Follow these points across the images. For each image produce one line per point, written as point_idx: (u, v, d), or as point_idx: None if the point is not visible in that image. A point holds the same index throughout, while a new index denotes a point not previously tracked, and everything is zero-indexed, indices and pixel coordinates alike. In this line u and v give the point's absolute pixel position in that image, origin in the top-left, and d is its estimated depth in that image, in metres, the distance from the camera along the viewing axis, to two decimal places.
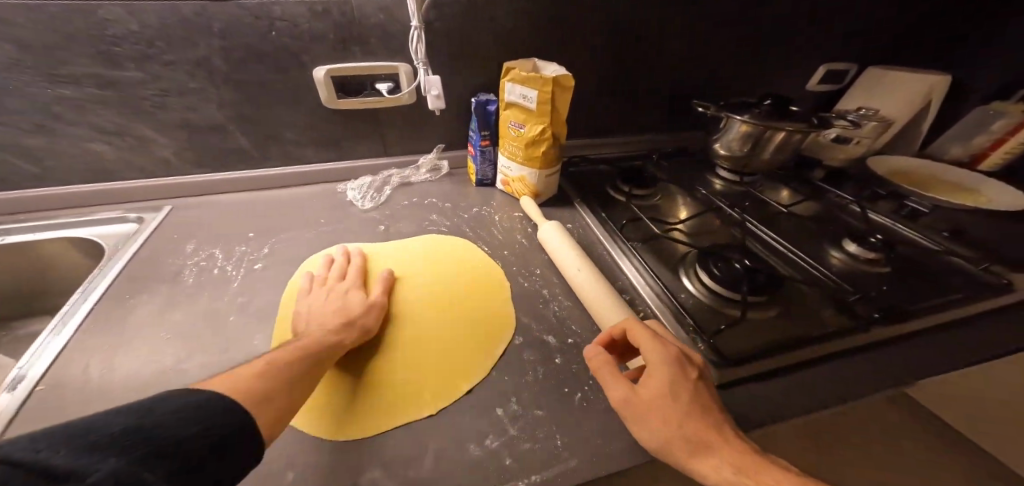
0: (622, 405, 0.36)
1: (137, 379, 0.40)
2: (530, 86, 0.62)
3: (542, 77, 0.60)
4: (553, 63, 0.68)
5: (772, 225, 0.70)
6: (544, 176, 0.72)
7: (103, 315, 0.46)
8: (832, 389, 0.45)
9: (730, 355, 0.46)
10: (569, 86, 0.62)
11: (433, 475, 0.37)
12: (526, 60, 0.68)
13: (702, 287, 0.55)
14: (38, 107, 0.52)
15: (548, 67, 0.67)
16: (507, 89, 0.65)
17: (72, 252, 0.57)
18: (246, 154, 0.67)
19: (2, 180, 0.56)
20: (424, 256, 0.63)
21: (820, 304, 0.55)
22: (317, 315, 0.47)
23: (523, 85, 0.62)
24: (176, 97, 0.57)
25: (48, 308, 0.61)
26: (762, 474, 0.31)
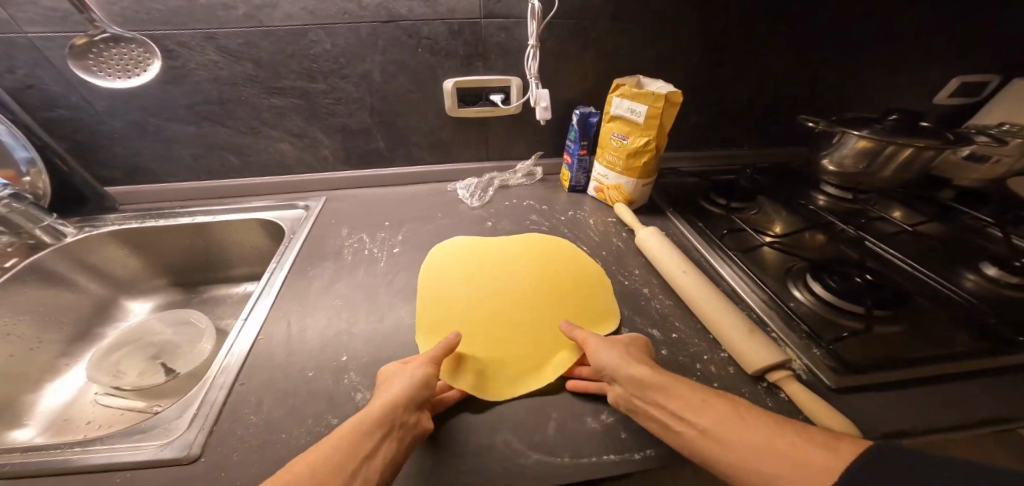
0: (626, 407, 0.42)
1: (325, 336, 0.53)
2: (641, 101, 0.66)
3: (654, 93, 0.64)
4: (658, 79, 0.71)
5: (891, 244, 0.67)
6: (640, 185, 0.75)
7: (293, 284, 0.60)
8: (975, 404, 0.43)
9: (855, 364, 0.45)
10: (677, 101, 0.65)
11: (560, 438, 0.43)
12: (631, 77, 0.72)
13: (817, 299, 0.54)
14: (250, 113, 0.67)
15: (654, 82, 0.70)
16: (614, 103, 0.70)
17: (253, 229, 0.72)
18: (380, 155, 0.79)
19: (215, 171, 0.72)
20: (528, 253, 0.68)
21: (952, 326, 0.52)
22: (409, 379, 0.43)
23: (632, 100, 0.67)
24: (342, 105, 0.70)
25: (227, 275, 0.77)
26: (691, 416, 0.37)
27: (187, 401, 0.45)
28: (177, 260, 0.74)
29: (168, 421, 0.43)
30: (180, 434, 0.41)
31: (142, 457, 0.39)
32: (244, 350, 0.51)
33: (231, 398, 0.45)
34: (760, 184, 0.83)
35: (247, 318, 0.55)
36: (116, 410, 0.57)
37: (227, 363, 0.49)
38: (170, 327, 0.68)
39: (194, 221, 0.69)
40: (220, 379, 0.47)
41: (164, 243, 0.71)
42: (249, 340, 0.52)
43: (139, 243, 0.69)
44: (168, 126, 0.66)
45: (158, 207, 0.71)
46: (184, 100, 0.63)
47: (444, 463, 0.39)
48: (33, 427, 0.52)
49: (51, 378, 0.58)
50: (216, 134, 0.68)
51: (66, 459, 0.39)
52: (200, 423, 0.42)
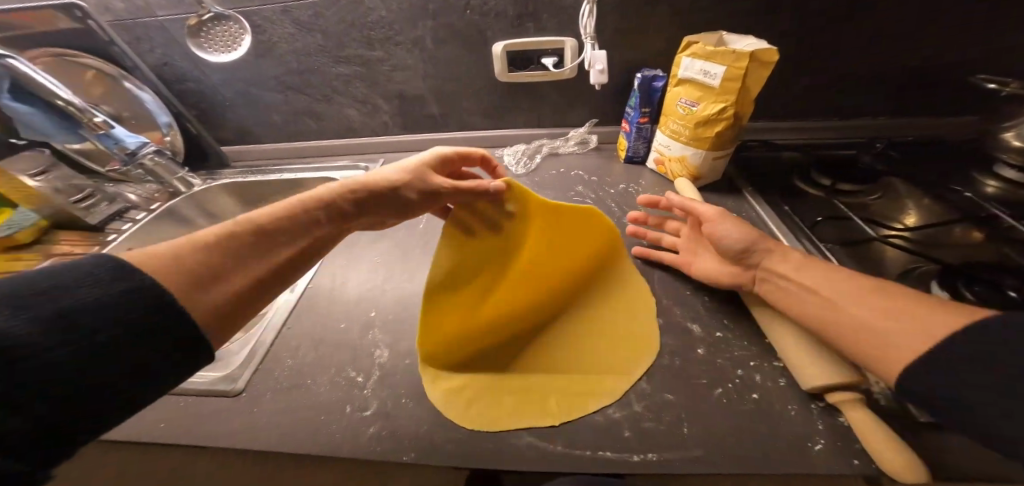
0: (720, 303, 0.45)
1: (362, 291, 0.59)
2: (718, 61, 0.55)
3: (736, 50, 0.53)
4: (748, 36, 0.58)
5: None
6: (710, 159, 0.63)
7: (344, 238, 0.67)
8: None
9: None
10: (770, 61, 0.53)
11: (557, 425, 0.41)
12: (711, 33, 0.60)
13: None
14: (322, 82, 0.74)
15: (740, 39, 0.58)
16: (683, 65, 0.59)
17: (324, 186, 0.81)
18: (434, 120, 0.81)
19: (299, 135, 0.84)
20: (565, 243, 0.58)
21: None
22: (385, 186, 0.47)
23: (707, 59, 0.56)
24: (397, 71, 0.73)
25: None
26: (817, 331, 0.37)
27: (246, 340, 0.54)
28: (269, 211, 0.87)
29: (231, 354, 0.52)
30: (234, 370, 0.49)
31: (203, 385, 0.47)
32: (294, 298, 0.58)
33: (278, 340, 0.53)
34: (892, 163, 0.63)
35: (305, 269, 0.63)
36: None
37: (280, 309, 0.57)
38: None
39: (281, 177, 0.81)
40: (271, 323, 0.55)
41: (261, 195, 0.85)
42: (301, 289, 0.60)
43: (245, 193, 0.85)
44: (262, 95, 0.77)
45: (258, 164, 0.85)
46: (272, 72, 0.73)
47: (433, 425, 0.41)
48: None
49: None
50: (298, 102, 0.78)
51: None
52: (248, 361, 0.50)
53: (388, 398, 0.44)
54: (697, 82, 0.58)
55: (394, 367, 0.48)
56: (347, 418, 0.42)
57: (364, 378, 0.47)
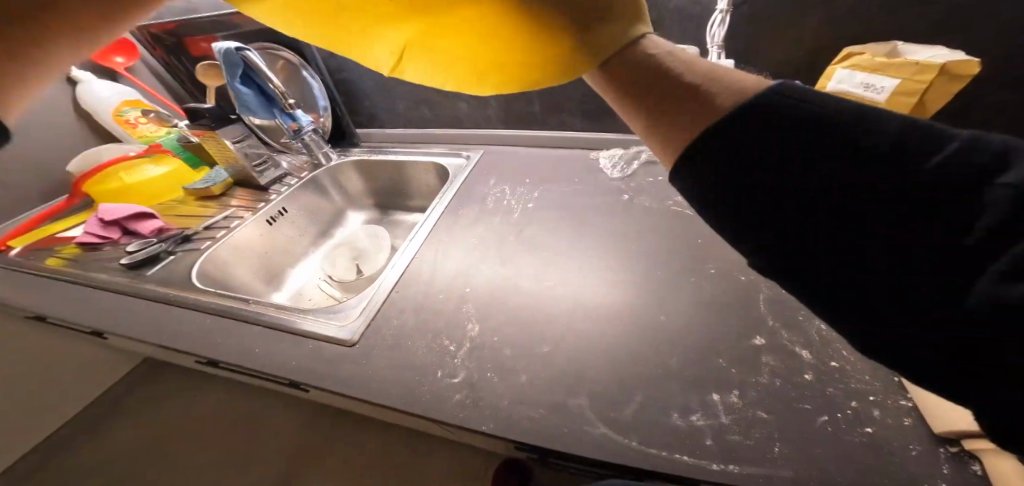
0: None
1: (460, 265, 0.66)
2: (889, 73, 0.51)
3: (917, 62, 0.49)
4: (929, 46, 0.53)
5: None
6: None
7: (446, 218, 0.76)
8: None
9: None
10: (966, 73, 0.48)
11: (635, 420, 0.42)
12: (882, 43, 0.56)
13: None
14: None
15: (917, 51, 0.53)
16: (838, 78, 0.57)
17: (431, 172, 0.92)
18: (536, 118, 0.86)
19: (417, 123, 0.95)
20: None
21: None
22: None
23: (874, 72, 0.53)
24: None
25: (408, 204, 1.00)
26: None
27: (362, 296, 0.64)
28: (382, 188, 1.01)
29: (348, 308, 0.62)
30: (351, 322, 0.59)
31: (328, 331, 0.58)
32: (402, 264, 0.67)
33: (388, 299, 0.62)
34: None
35: (411, 240, 0.72)
36: (325, 295, 0.87)
37: (389, 274, 0.66)
38: (364, 236, 0.94)
39: (397, 159, 0.93)
40: (384, 283, 0.65)
41: (379, 173, 0.98)
42: (409, 257, 0.69)
43: (367, 171, 0.99)
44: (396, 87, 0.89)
45: (380, 147, 0.99)
46: None
47: (516, 397, 0.47)
48: (287, 294, 0.87)
49: (303, 258, 0.93)
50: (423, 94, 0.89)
51: (292, 321, 0.60)
52: (364, 314, 0.60)
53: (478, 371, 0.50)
54: (856, 95, 0.55)
55: (484, 341, 0.54)
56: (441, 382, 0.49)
57: (456, 347, 0.53)
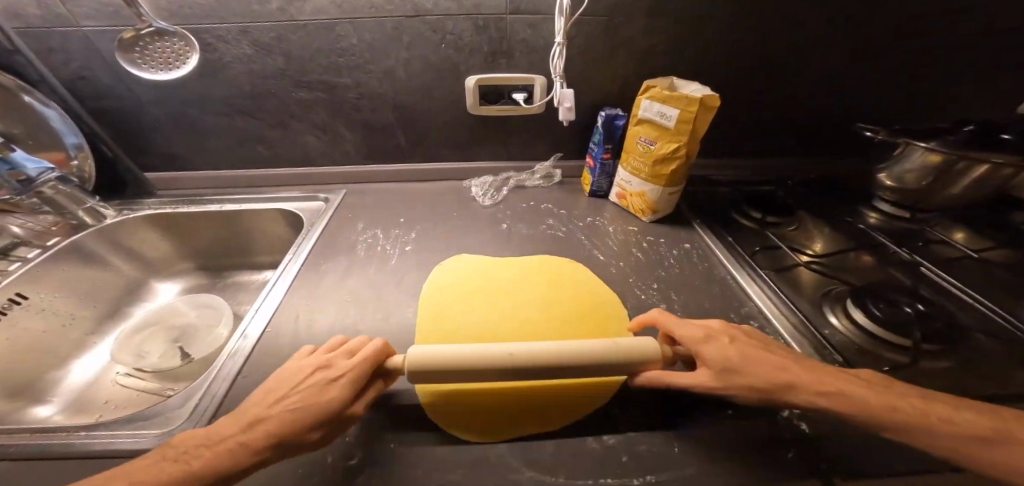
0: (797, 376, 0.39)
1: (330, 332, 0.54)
2: (672, 104, 0.59)
3: (687, 96, 0.57)
4: (693, 82, 0.65)
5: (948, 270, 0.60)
6: (666, 193, 0.67)
7: (304, 277, 0.62)
8: None
9: None
10: (715, 106, 0.57)
11: (557, 456, 0.43)
12: (663, 79, 0.66)
13: (856, 326, 0.50)
14: (277, 106, 0.70)
15: (689, 86, 0.64)
16: (642, 106, 0.63)
17: (276, 220, 0.74)
18: (401, 150, 0.79)
19: (244, 161, 0.76)
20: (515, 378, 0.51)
21: (1014, 363, 0.47)
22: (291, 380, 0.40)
23: (663, 103, 0.59)
24: (366, 100, 0.71)
25: (249, 262, 0.79)
26: None
27: (191, 390, 0.46)
28: (205, 248, 0.77)
29: (170, 410, 0.44)
30: (179, 424, 0.42)
31: (139, 444, 0.40)
32: (253, 338, 0.52)
33: (232, 393, 0.46)
34: (800, 198, 0.75)
35: (261, 306, 0.57)
36: (130, 391, 0.59)
37: (235, 352, 0.51)
38: (193, 311, 0.70)
39: (221, 209, 0.72)
40: (225, 368, 0.48)
41: (192, 228, 0.74)
42: (261, 325, 0.54)
43: (170, 225, 0.73)
44: (203, 118, 0.69)
45: (190, 194, 0.75)
46: (219, 94, 0.67)
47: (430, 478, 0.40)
48: (56, 404, 0.56)
49: (79, 352, 0.62)
50: (247, 126, 0.71)
51: (70, 442, 0.40)
52: (198, 416, 0.43)
53: (380, 448, 0.42)
54: (654, 121, 0.61)
55: (380, 411, 0.46)
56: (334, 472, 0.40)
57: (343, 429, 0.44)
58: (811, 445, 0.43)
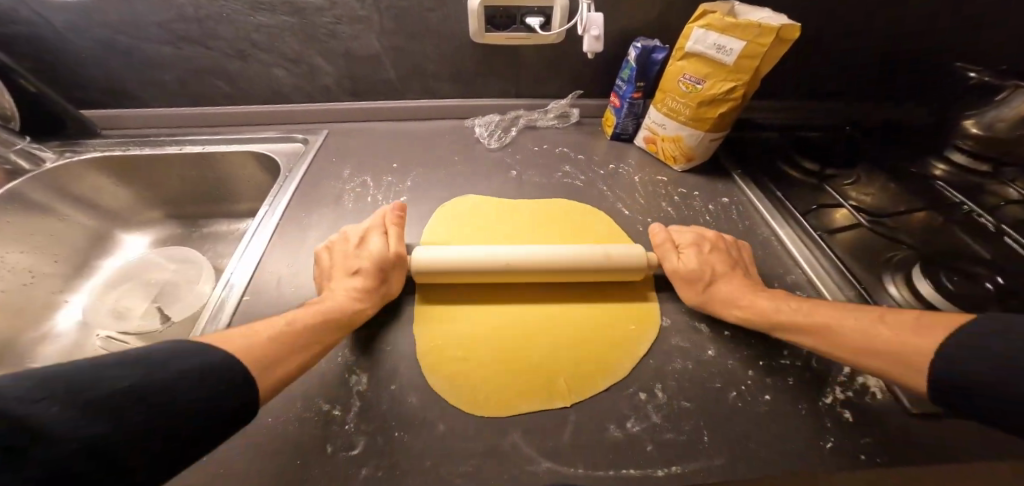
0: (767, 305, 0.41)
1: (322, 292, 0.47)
2: (736, 34, 0.46)
3: (760, 23, 0.44)
4: (761, 9, 0.51)
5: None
6: (707, 140, 0.57)
7: (286, 230, 0.54)
8: None
9: None
10: (792, 39, 0.45)
11: (575, 446, 0.38)
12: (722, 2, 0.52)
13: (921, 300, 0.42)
14: (234, 33, 0.57)
15: (753, 11, 0.50)
16: (693, 35, 0.50)
17: (249, 164, 0.64)
18: (392, 86, 0.67)
19: (205, 98, 0.64)
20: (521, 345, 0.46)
21: None
22: (339, 264, 0.46)
23: (724, 30, 0.47)
24: (344, 26, 0.58)
25: (225, 212, 0.70)
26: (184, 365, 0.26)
27: None
28: (173, 196, 0.68)
29: None
30: None
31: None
32: (238, 290, 0.46)
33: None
34: (856, 146, 0.64)
35: (250, 242, 0.51)
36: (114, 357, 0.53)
37: (221, 305, 0.44)
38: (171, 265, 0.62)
39: (181, 151, 0.62)
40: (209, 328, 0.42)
41: (153, 173, 0.64)
42: (247, 272, 0.48)
43: (126, 171, 0.63)
44: (144, 47, 0.57)
45: (141, 134, 0.64)
46: (157, 17, 0.54)
47: (431, 472, 0.36)
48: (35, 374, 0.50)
49: (49, 315, 0.55)
50: (200, 58, 0.59)
51: None
52: None
53: (377, 435, 0.38)
54: (707, 55, 0.49)
55: (377, 393, 0.41)
56: (329, 463, 0.36)
57: (341, 410, 0.40)
58: (854, 437, 0.38)
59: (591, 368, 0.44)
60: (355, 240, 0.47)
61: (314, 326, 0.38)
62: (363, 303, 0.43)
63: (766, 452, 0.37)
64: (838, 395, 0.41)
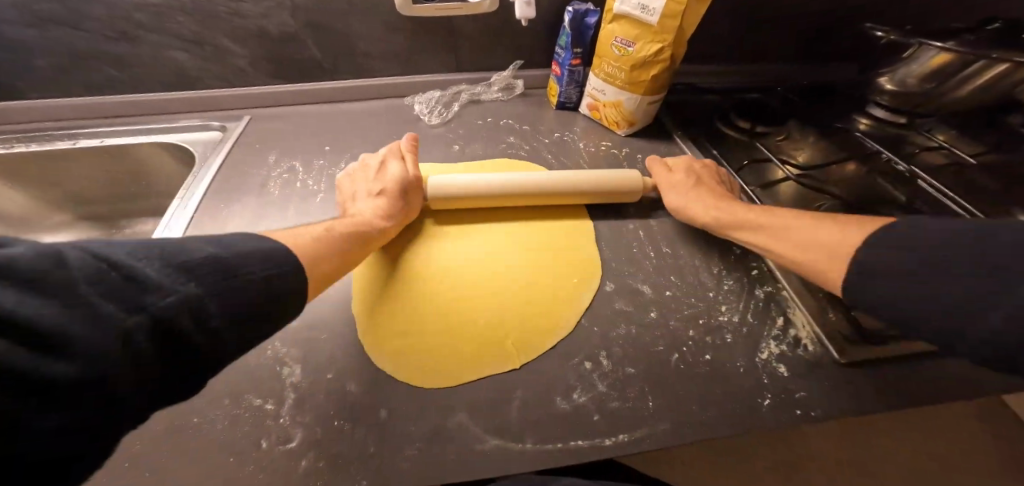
0: (672, 183, 0.51)
1: None
2: None
3: None
4: None
5: (943, 177, 0.53)
6: (646, 103, 0.56)
7: (205, 222, 0.50)
8: None
9: None
10: None
11: (521, 422, 0.37)
12: None
13: None
14: (116, 12, 0.51)
15: None
16: None
17: (162, 156, 0.58)
18: (318, 65, 0.62)
19: (101, 87, 0.57)
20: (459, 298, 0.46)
21: None
22: (358, 180, 0.51)
23: None
24: (250, 0, 0.52)
25: (145, 211, 0.64)
26: (322, 242, 0.38)
27: None
28: (80, 197, 0.61)
29: None
30: None
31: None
32: None
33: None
34: (790, 105, 0.65)
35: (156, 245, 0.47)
36: None
37: None
38: None
39: (79, 146, 0.55)
40: None
41: (50, 172, 0.57)
42: None
43: (15, 173, 0.56)
44: (16, 32, 0.50)
45: (28, 129, 0.57)
46: None
47: (369, 464, 0.34)
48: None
49: None
50: (87, 43, 0.53)
51: None
52: None
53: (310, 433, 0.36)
54: (633, 16, 0.48)
55: (312, 387, 0.39)
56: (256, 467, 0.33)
57: (277, 404, 0.37)
58: (790, 389, 0.39)
59: (531, 333, 0.44)
60: (373, 168, 0.52)
61: (331, 236, 0.39)
62: (388, 221, 0.47)
63: (709, 413, 0.37)
64: (773, 351, 0.42)
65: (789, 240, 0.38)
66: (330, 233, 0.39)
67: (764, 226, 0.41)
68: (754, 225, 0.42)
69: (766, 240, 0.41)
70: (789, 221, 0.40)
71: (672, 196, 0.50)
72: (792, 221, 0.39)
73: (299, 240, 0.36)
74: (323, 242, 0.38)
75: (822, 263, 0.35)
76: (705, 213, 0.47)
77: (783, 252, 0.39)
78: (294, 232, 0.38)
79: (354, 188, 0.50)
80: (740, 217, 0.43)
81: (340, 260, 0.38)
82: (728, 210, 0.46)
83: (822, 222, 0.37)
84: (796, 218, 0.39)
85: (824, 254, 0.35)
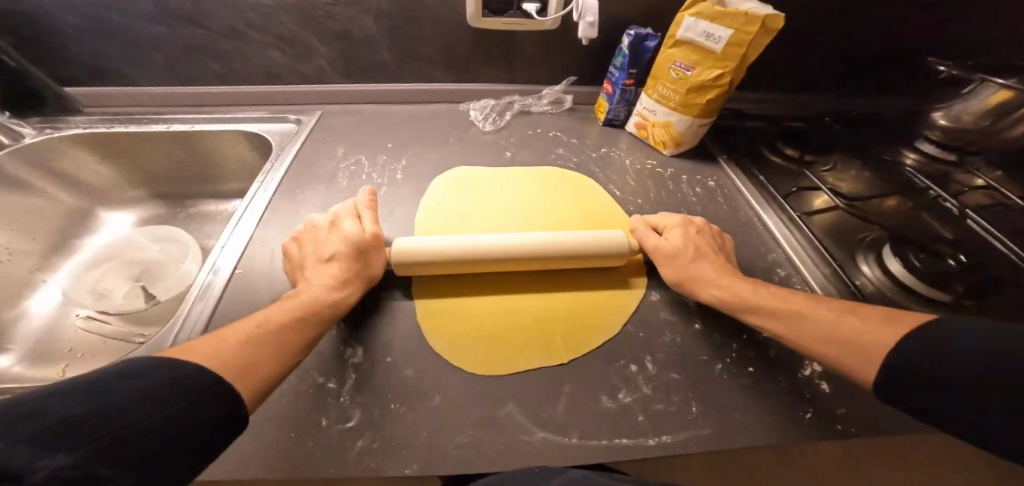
0: (658, 250, 0.47)
1: None
2: (724, 22, 0.48)
3: (746, 12, 0.46)
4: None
5: (989, 217, 0.54)
6: (697, 125, 0.59)
7: (279, 205, 0.54)
8: None
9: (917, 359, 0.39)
10: (776, 28, 0.47)
11: (570, 416, 0.40)
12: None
13: (888, 274, 0.46)
14: (222, 11, 0.56)
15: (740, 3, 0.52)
16: (683, 24, 0.51)
17: (240, 143, 0.63)
18: (387, 69, 0.66)
19: (193, 77, 0.63)
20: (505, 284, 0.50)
21: None
22: (313, 236, 0.45)
23: (713, 18, 0.48)
24: (341, 7, 0.57)
25: (213, 192, 0.69)
26: (250, 360, 0.30)
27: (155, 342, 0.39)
28: (158, 175, 0.66)
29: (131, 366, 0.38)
30: None
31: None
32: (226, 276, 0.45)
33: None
34: (836, 135, 0.67)
35: (238, 225, 0.50)
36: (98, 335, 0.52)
37: (207, 286, 0.44)
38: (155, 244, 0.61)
39: (169, 129, 0.61)
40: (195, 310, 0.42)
41: (138, 150, 0.63)
42: (234, 259, 0.47)
43: (109, 149, 0.62)
44: (134, 24, 0.56)
45: (125, 112, 0.62)
46: None
47: (430, 441, 0.37)
48: (15, 355, 0.48)
49: (27, 295, 0.54)
50: (191, 37, 0.58)
51: None
52: None
53: (376, 407, 0.39)
54: (697, 42, 0.51)
55: (376, 365, 0.42)
56: (328, 433, 0.37)
57: (339, 384, 0.40)
58: (830, 409, 0.40)
59: (574, 337, 0.46)
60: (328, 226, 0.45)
61: (300, 326, 0.35)
62: (342, 293, 0.40)
63: (751, 424, 0.39)
64: (817, 368, 0.43)
65: (848, 344, 0.32)
66: (304, 313, 0.36)
67: (777, 310, 0.38)
68: (755, 307, 0.40)
69: (788, 332, 0.37)
70: (851, 328, 0.33)
71: (648, 238, 0.49)
72: (812, 309, 0.37)
73: (223, 349, 0.29)
74: (228, 355, 0.29)
75: (836, 355, 0.33)
76: (668, 243, 0.47)
77: (776, 309, 0.38)
78: (217, 332, 0.31)
79: (314, 241, 0.44)
80: (692, 267, 0.44)
81: (297, 348, 0.34)
82: (737, 285, 0.42)
83: (895, 323, 0.32)
84: (836, 319, 0.35)
85: (855, 342, 0.32)
